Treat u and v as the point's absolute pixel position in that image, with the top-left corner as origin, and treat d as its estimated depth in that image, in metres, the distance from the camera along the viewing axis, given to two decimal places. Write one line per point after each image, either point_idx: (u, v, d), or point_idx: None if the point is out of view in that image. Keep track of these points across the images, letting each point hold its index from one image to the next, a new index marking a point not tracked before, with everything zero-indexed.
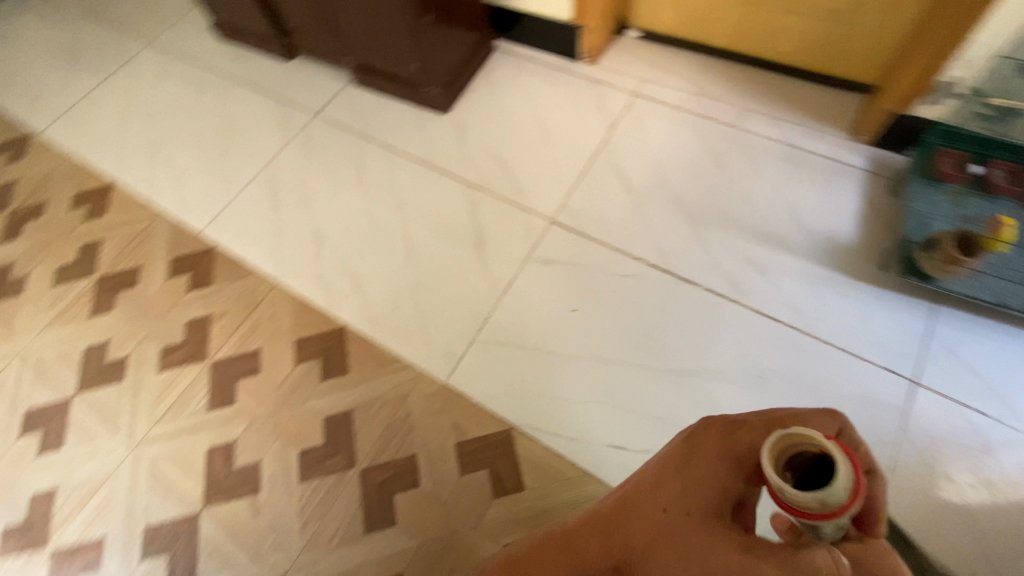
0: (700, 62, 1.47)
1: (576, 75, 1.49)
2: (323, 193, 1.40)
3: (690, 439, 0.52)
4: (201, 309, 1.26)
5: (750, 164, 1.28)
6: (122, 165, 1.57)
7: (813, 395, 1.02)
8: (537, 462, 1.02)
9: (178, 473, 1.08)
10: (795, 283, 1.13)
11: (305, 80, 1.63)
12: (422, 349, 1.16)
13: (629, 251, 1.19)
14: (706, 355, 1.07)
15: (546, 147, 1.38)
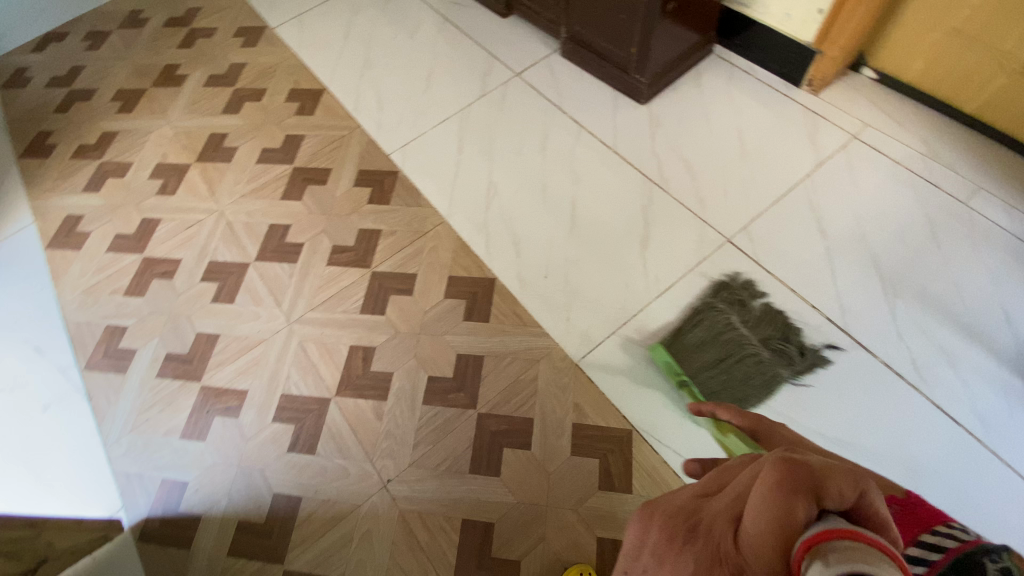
0: (936, 123, 1.34)
1: (792, 102, 1.42)
2: (505, 149, 1.45)
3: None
4: (373, 222, 1.36)
5: (969, 247, 1.15)
6: (334, 74, 1.71)
7: (973, 516, 0.91)
8: (650, 471, 0.99)
9: (322, 358, 1.18)
10: (989, 390, 1.01)
11: (514, 39, 1.68)
12: (562, 323, 1.17)
13: (804, 296, 1.12)
14: (862, 430, 0.98)
15: (739, 165, 1.32)
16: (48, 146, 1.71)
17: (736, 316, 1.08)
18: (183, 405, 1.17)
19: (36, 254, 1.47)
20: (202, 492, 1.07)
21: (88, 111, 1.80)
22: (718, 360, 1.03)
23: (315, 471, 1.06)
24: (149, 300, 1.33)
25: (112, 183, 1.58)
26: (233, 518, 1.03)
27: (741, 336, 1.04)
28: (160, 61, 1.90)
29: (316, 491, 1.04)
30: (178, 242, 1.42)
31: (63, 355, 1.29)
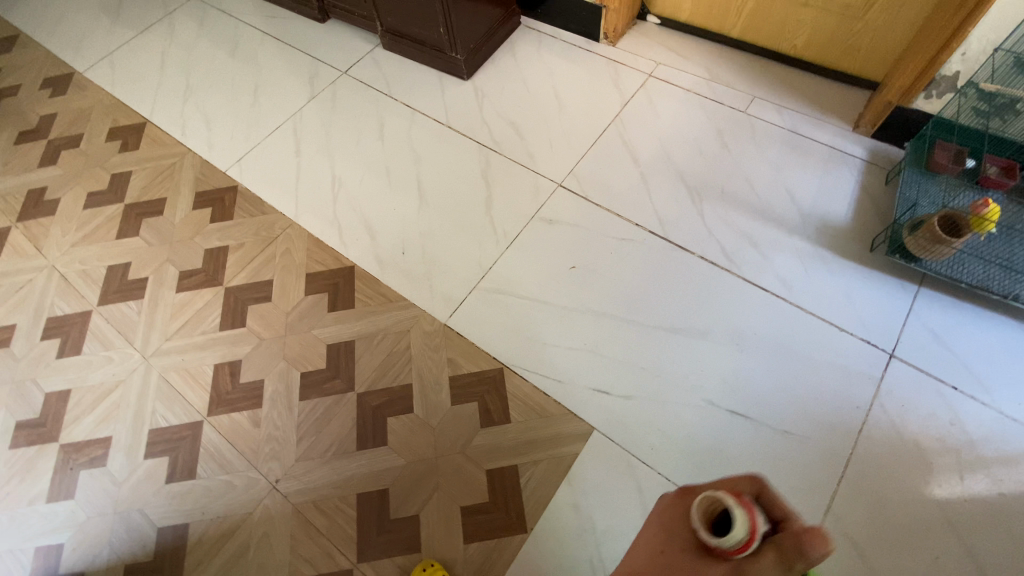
0: (714, 51, 1.54)
1: (595, 55, 1.57)
2: (344, 145, 1.47)
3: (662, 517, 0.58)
4: (220, 240, 1.33)
5: (755, 146, 1.34)
6: (155, 106, 1.64)
7: (793, 361, 1.07)
8: (524, 399, 1.06)
9: (188, 383, 1.15)
10: (787, 257, 1.18)
11: (336, 41, 1.70)
12: (426, 291, 1.22)
13: (630, 217, 1.25)
14: (693, 316, 1.13)
15: (559, 118, 1.44)
16: None
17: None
18: (41, 469, 1.09)
19: None
20: (80, 549, 1.01)
21: None
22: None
23: (201, 494, 1.03)
24: None
25: None
26: (120, 565, 0.99)
27: None
28: None
29: (204, 512, 1.01)
30: (7, 308, 1.31)
31: None
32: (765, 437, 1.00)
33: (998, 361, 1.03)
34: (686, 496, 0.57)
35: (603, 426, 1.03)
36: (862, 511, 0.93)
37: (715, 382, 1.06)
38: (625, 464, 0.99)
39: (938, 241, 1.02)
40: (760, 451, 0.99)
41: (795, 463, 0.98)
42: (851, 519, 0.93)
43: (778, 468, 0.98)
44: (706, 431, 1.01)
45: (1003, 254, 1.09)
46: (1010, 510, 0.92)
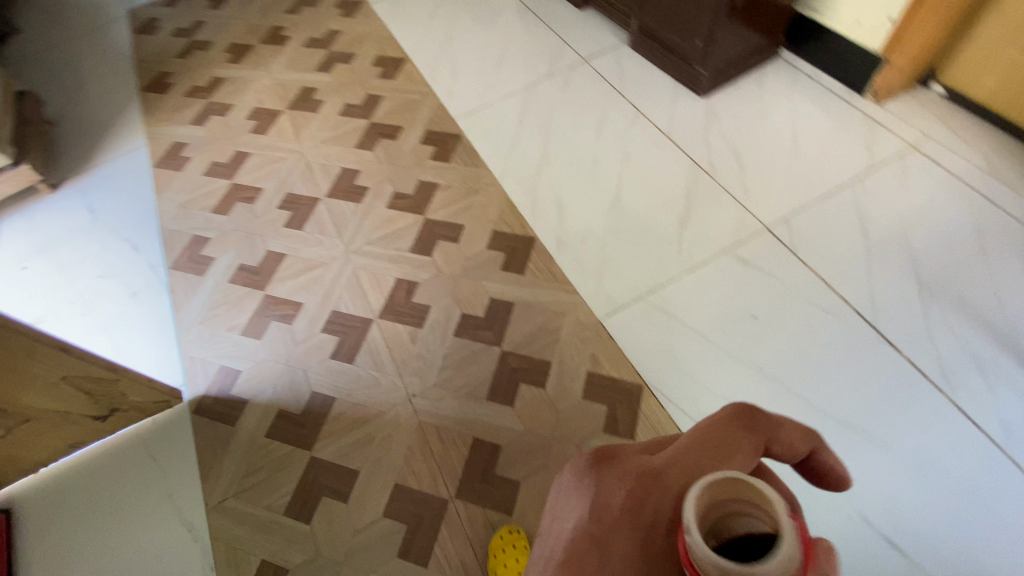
0: (1003, 143, 1.31)
1: (852, 109, 1.43)
2: (563, 125, 1.54)
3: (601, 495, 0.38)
4: (433, 176, 1.49)
5: (1020, 263, 1.13)
6: (417, 47, 1.86)
7: (982, 517, 0.90)
8: (654, 423, 1.04)
9: (370, 285, 1.31)
10: (1020, 401, 0.99)
11: (588, 30, 1.77)
12: (594, 284, 1.24)
13: (835, 289, 1.14)
14: (873, 420, 1.00)
15: (788, 162, 1.35)
16: (167, 85, 1.97)
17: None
18: (246, 307, 1.33)
19: (144, 171, 1.71)
20: (252, 381, 1.22)
21: (202, 59, 2.04)
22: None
23: (350, 379, 1.18)
24: (232, 218, 1.51)
25: (214, 120, 1.80)
26: (274, 406, 1.17)
27: None
28: (269, 22, 2.13)
29: (348, 395, 1.16)
30: (262, 174, 1.60)
31: (155, 254, 1.49)
32: None
33: None
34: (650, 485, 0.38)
35: None
36: None
37: (874, 500, 0.94)
38: None
39: None
40: None
41: None
42: None
43: None
44: (847, 546, 0.90)
45: None
46: None
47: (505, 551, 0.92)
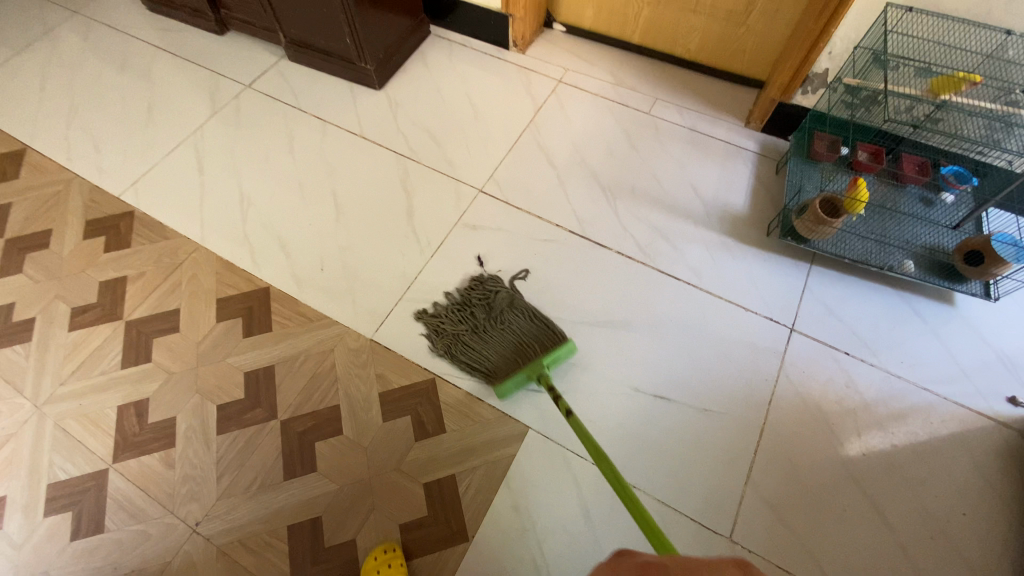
0: (617, 55, 1.61)
1: (507, 63, 1.60)
2: (252, 160, 1.40)
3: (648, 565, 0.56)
4: (116, 271, 1.23)
5: (660, 144, 1.42)
6: (32, 130, 1.49)
7: (708, 343, 1.15)
8: (457, 407, 1.06)
9: (87, 430, 1.05)
10: (695, 247, 1.27)
11: (238, 54, 1.62)
12: (348, 306, 1.18)
13: (550, 219, 1.30)
14: (617, 311, 1.18)
15: (474, 126, 1.47)
16: None
17: (445, 323, 1.14)
18: None
19: None
20: None
21: None
22: (511, 340, 1.08)
23: (109, 549, 0.95)
24: None
25: None
26: None
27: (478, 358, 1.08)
28: None
29: (115, 569, 0.93)
30: None
31: None
32: (688, 418, 1.07)
33: (879, 327, 1.17)
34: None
35: (535, 424, 1.05)
36: (777, 475, 1.02)
37: (640, 371, 1.12)
38: (560, 460, 1.02)
39: (821, 223, 1.14)
40: (687, 433, 1.06)
41: (717, 438, 1.05)
42: (769, 485, 1.01)
43: (700, 443, 1.05)
44: (635, 419, 1.07)
45: (875, 230, 1.24)
46: (900, 458, 1.04)
47: (377, 563, 0.89)
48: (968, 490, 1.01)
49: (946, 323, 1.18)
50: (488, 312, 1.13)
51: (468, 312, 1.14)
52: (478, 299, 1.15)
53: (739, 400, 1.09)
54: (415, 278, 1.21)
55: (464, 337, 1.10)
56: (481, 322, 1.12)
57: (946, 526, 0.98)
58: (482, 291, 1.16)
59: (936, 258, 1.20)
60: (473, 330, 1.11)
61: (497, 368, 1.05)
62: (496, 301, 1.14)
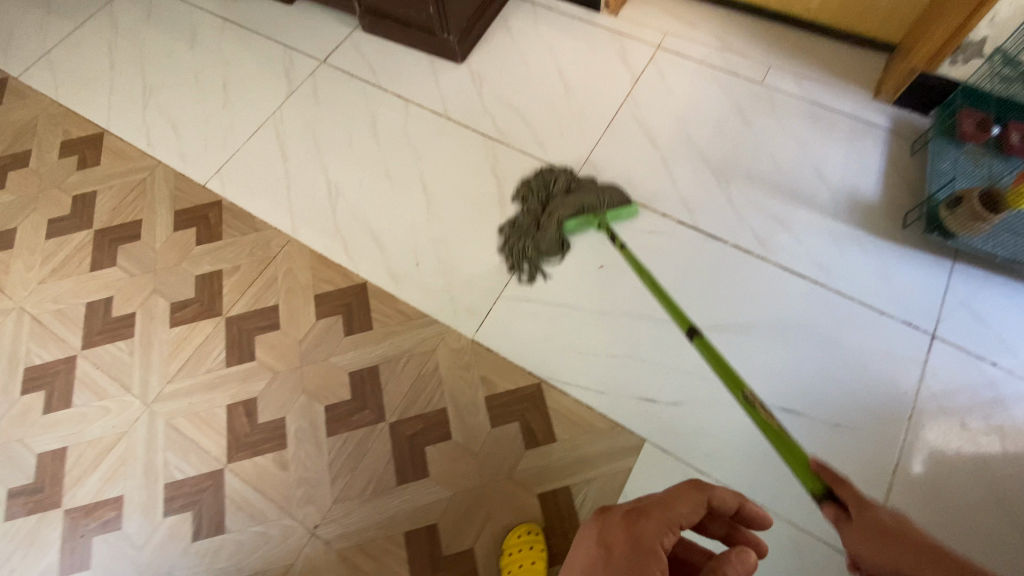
0: (722, 16, 1.44)
1: (597, 28, 1.46)
2: (334, 144, 1.34)
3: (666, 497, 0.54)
4: (211, 265, 1.21)
5: (775, 120, 1.28)
6: (110, 114, 1.46)
7: (837, 349, 1.06)
8: (567, 414, 1.02)
9: (200, 429, 1.06)
10: (820, 240, 1.15)
11: (310, 25, 1.53)
12: (447, 304, 1.13)
13: (655, 208, 1.20)
14: (734, 312, 1.10)
15: (565, 101, 1.36)
16: None
17: (512, 233, 1.17)
18: (50, 538, 1.01)
19: None
20: None
21: None
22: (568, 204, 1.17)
23: (233, 549, 0.97)
24: None
25: None
26: None
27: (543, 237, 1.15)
28: None
29: (241, 568, 0.96)
30: None
31: None
32: (816, 432, 1.00)
33: None
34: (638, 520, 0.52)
35: (652, 436, 0.99)
36: (918, 499, 0.95)
37: (762, 379, 1.04)
38: (680, 475, 0.97)
39: (979, 218, 1.01)
40: (815, 449, 0.99)
41: (849, 455, 0.98)
42: (909, 510, 0.94)
43: (831, 460, 0.98)
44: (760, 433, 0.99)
45: None
46: None
47: (521, 551, 0.90)
48: None
49: None
50: (546, 202, 1.19)
51: (526, 210, 1.20)
52: (530, 197, 1.21)
53: (875, 415, 1.00)
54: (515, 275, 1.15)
55: (533, 230, 1.16)
56: (544, 207, 1.19)
57: None
58: (534, 188, 1.21)
59: None
60: (535, 219, 1.18)
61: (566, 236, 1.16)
62: (551, 188, 1.20)
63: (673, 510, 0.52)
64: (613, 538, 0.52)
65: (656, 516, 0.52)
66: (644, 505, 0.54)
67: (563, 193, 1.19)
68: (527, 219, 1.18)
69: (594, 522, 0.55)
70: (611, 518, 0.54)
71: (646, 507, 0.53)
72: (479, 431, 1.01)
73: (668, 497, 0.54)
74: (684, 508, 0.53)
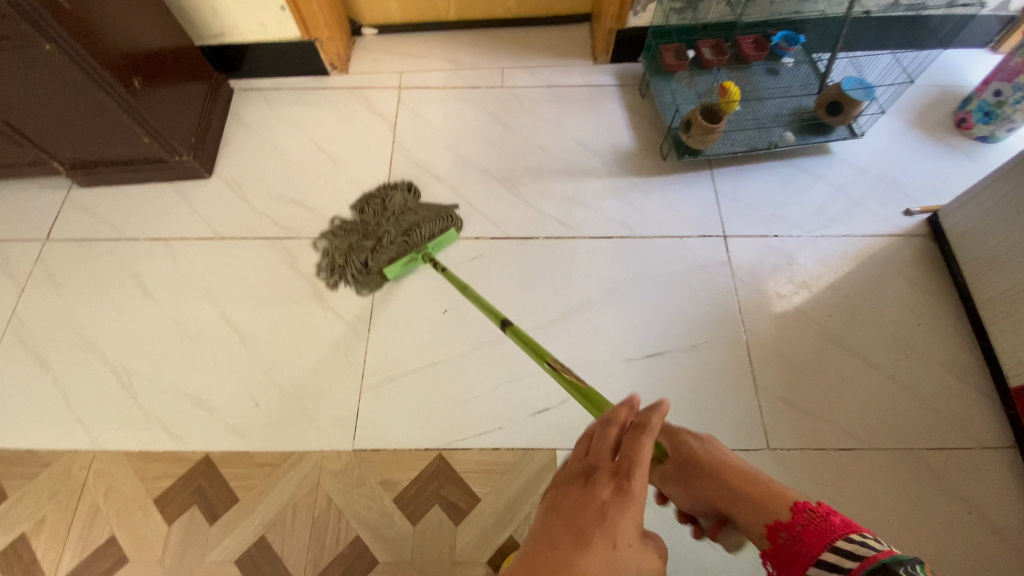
0: (443, 40, 1.51)
1: (335, 91, 1.44)
2: (103, 323, 1.15)
3: (637, 444, 0.53)
4: (6, 536, 0.97)
5: (528, 113, 1.38)
6: None
7: (664, 283, 1.17)
8: (479, 469, 0.99)
9: None
10: (610, 200, 1.27)
11: (9, 206, 1.28)
12: (310, 429, 1.03)
13: (465, 234, 1.22)
14: (574, 294, 1.16)
15: (337, 172, 1.31)
16: None
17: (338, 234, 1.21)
18: None
19: None
20: None
21: None
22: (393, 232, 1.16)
23: None
24: None
25: None
26: None
27: (355, 255, 1.15)
28: None
29: None
30: None
31: None
32: (682, 360, 1.10)
33: (788, 198, 1.26)
34: (622, 484, 0.50)
35: (560, 442, 1.01)
36: (776, 370, 1.08)
37: (621, 339, 1.12)
38: None
39: (710, 132, 1.17)
40: (689, 375, 1.08)
41: (716, 365, 1.09)
42: (776, 384, 1.07)
43: (706, 377, 1.08)
44: (642, 386, 1.07)
45: (750, 116, 1.30)
46: (856, 301, 1.14)
47: None
48: (915, 305, 1.14)
49: (832, 169, 1.29)
50: (381, 214, 1.21)
51: (364, 223, 1.20)
52: (373, 211, 1.22)
53: (716, 321, 1.13)
54: (367, 363, 1.08)
55: (357, 245, 1.16)
56: (372, 224, 1.19)
57: (912, 340, 1.10)
58: (380, 204, 1.23)
59: (804, 117, 1.30)
60: (362, 235, 1.18)
61: (378, 260, 1.13)
62: (390, 202, 1.22)
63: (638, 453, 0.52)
64: (615, 504, 0.49)
65: (635, 476, 0.51)
66: (625, 458, 0.52)
67: (396, 208, 1.21)
68: (354, 228, 1.20)
69: (567, 492, 0.51)
70: (598, 489, 0.50)
71: (627, 460, 0.52)
72: (404, 536, 0.94)
73: (634, 446, 0.53)
74: (646, 447, 0.53)
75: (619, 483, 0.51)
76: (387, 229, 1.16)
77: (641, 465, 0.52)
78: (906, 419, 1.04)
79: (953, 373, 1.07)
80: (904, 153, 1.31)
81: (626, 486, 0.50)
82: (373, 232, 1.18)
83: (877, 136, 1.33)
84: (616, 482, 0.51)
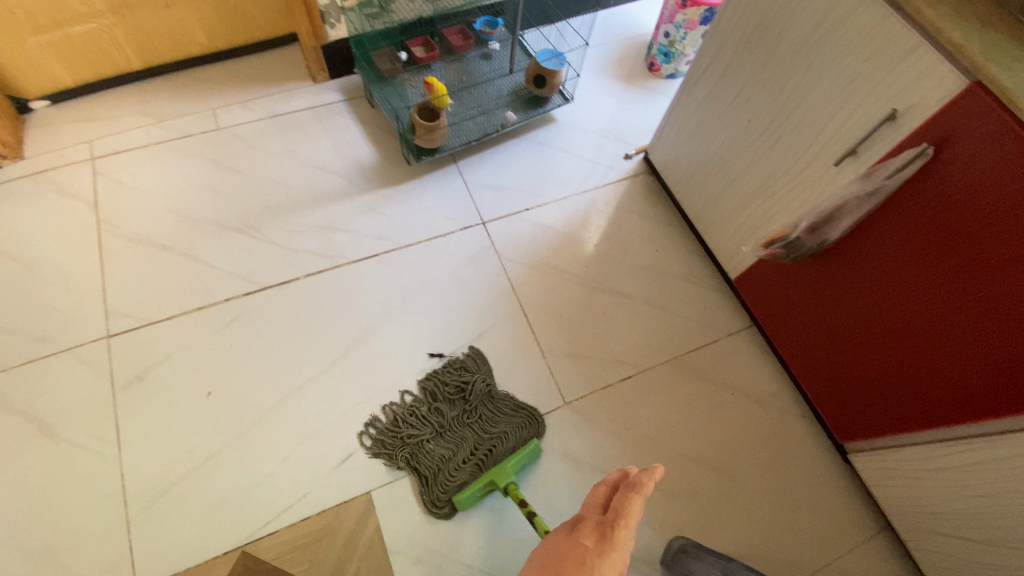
0: (135, 94, 1.33)
1: (7, 181, 1.19)
2: None
3: (624, 505, 0.63)
4: None
5: (254, 151, 1.27)
6: None
7: (438, 284, 1.18)
8: (290, 547, 0.91)
9: None
10: (365, 218, 1.23)
11: None
12: None
13: (214, 300, 1.10)
14: (350, 325, 1.11)
15: (33, 277, 1.09)
16: None
17: (400, 422, 1.01)
18: None
19: None
20: None
21: None
22: (463, 446, 1.00)
23: None
24: None
25: None
26: None
27: (422, 456, 0.99)
28: None
29: None
30: None
31: None
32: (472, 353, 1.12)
33: (529, 171, 1.34)
34: (605, 532, 0.61)
35: (371, 481, 0.97)
36: (557, 332, 1.16)
37: (410, 353, 1.10)
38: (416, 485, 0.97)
39: (435, 131, 1.19)
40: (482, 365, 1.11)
41: (504, 346, 1.13)
42: (559, 344, 1.14)
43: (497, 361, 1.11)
44: None
45: (474, 105, 1.35)
46: (606, 246, 1.26)
47: None
48: (652, 234, 1.29)
49: (559, 134, 1.41)
50: (460, 405, 1.05)
51: (435, 410, 1.04)
52: (442, 391, 1.05)
53: (495, 304, 1.17)
54: (129, 485, 0.93)
55: (414, 437, 1.00)
56: (442, 414, 1.03)
57: (657, 266, 1.25)
58: (449, 381, 1.06)
59: (521, 95, 1.38)
60: (432, 427, 1.02)
61: (450, 479, 0.97)
62: (472, 390, 1.06)
63: (627, 512, 0.63)
64: (598, 552, 0.59)
65: (619, 530, 0.61)
66: (613, 512, 0.63)
67: (472, 405, 1.05)
68: (406, 419, 1.02)
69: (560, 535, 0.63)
70: (584, 537, 0.61)
71: (616, 514, 0.63)
72: None
73: (623, 505, 0.63)
74: (634, 507, 0.63)
75: (602, 536, 0.61)
76: (470, 441, 1.01)
77: (622, 520, 0.62)
78: (667, 335, 1.18)
79: (693, 283, 1.24)
80: (614, 105, 1.47)
81: (607, 538, 0.61)
82: (443, 433, 1.02)
83: (587, 95, 1.48)
84: (602, 528, 0.61)
